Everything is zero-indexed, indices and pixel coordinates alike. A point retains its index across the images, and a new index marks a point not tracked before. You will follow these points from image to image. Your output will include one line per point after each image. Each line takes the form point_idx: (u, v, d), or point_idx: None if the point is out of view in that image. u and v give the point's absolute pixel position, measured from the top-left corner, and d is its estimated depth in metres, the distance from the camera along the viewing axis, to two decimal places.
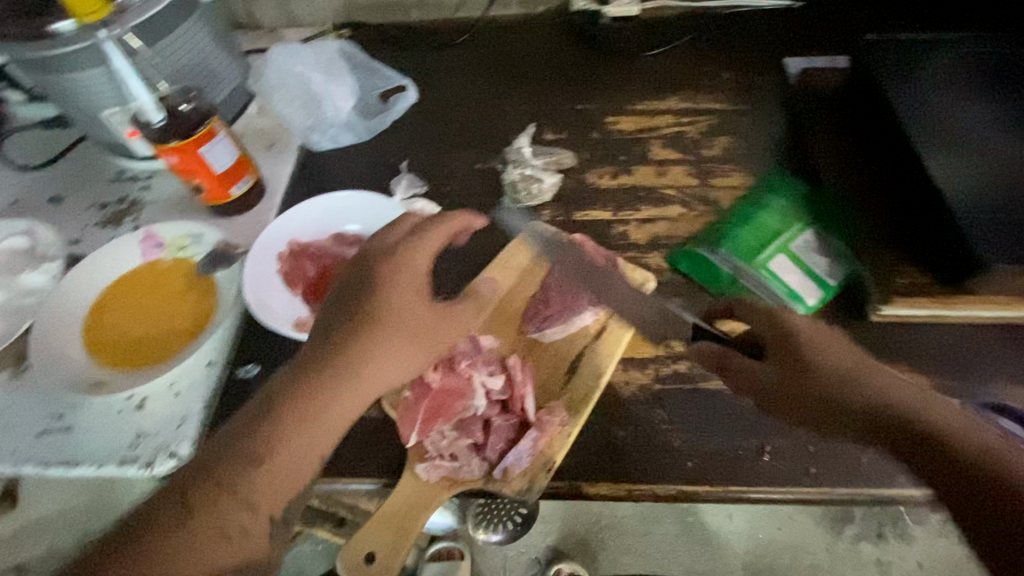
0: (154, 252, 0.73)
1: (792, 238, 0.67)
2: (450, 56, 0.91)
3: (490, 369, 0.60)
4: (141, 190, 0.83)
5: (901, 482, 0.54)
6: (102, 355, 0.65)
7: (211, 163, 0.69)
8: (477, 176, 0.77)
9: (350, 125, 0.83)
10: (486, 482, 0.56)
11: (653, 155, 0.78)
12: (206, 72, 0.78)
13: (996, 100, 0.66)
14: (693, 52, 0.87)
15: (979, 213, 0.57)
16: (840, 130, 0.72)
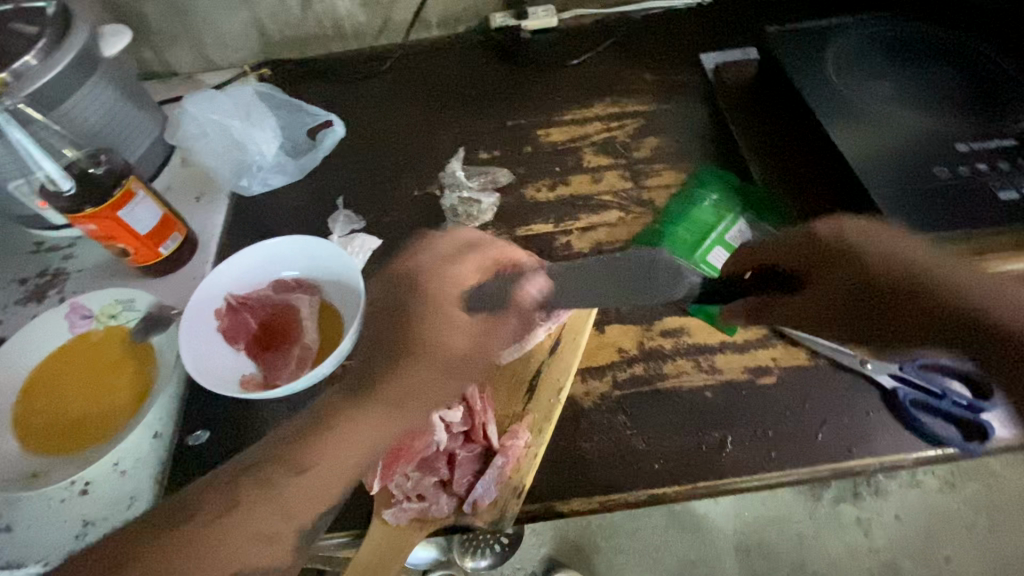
0: (83, 323, 0.69)
1: (726, 230, 0.70)
2: (375, 86, 0.90)
3: (448, 402, 0.59)
4: (64, 260, 0.79)
5: (857, 452, 0.56)
6: (36, 444, 0.61)
7: (133, 226, 0.66)
8: (416, 204, 0.77)
9: (279, 167, 0.81)
10: (458, 518, 0.55)
11: (587, 163, 0.79)
12: (118, 131, 0.75)
13: (894, 76, 0.70)
14: (613, 58, 0.90)
15: (893, 184, 0.59)
16: (759, 120, 0.76)
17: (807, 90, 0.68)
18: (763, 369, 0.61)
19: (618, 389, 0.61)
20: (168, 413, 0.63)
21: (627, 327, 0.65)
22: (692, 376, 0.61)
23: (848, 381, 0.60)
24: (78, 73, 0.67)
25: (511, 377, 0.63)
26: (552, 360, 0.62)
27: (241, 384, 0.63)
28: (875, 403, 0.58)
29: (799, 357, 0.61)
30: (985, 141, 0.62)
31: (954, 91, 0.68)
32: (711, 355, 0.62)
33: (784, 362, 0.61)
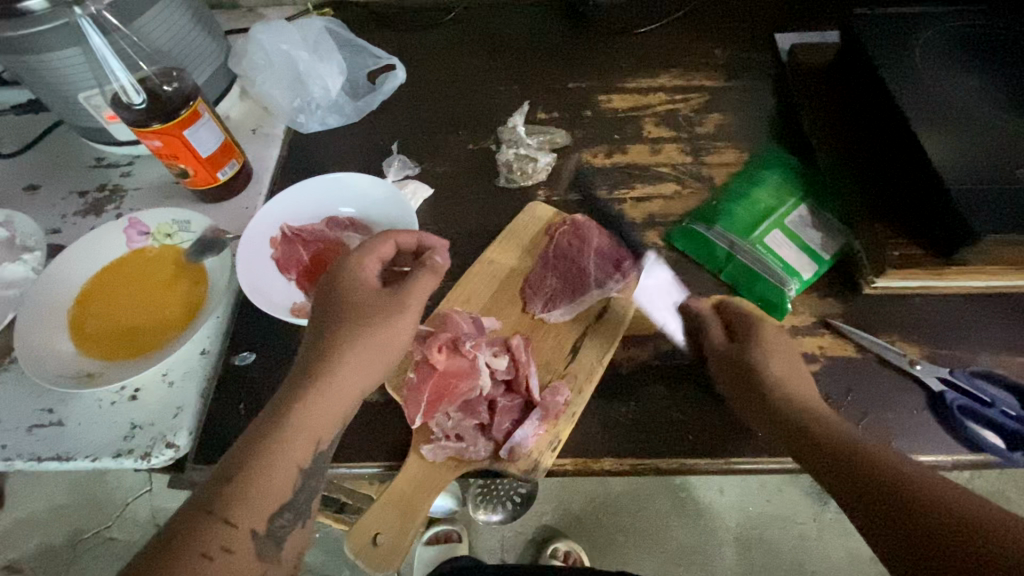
0: (140, 240, 0.71)
1: (786, 214, 0.68)
2: (438, 36, 0.90)
3: (493, 350, 0.60)
4: (122, 176, 0.80)
5: (897, 447, 0.55)
6: (91, 347, 0.63)
7: (196, 147, 0.67)
8: (470, 157, 0.77)
9: (338, 106, 0.82)
10: (493, 462, 0.55)
11: (647, 133, 0.78)
12: (189, 51, 0.75)
13: (984, 71, 0.66)
14: (683, 30, 0.88)
15: (973, 184, 0.57)
16: (829, 105, 0.73)
17: (892, 78, 0.65)
18: (808, 356, 0.60)
19: (658, 359, 0.61)
20: (217, 333, 0.65)
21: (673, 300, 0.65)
22: None
23: (895, 380, 0.59)
24: None
25: (555, 337, 0.62)
26: (598, 325, 0.62)
27: (292, 313, 0.63)
28: (919, 403, 0.58)
29: (845, 350, 0.61)
30: None
31: None
32: None
33: (830, 352, 0.61)
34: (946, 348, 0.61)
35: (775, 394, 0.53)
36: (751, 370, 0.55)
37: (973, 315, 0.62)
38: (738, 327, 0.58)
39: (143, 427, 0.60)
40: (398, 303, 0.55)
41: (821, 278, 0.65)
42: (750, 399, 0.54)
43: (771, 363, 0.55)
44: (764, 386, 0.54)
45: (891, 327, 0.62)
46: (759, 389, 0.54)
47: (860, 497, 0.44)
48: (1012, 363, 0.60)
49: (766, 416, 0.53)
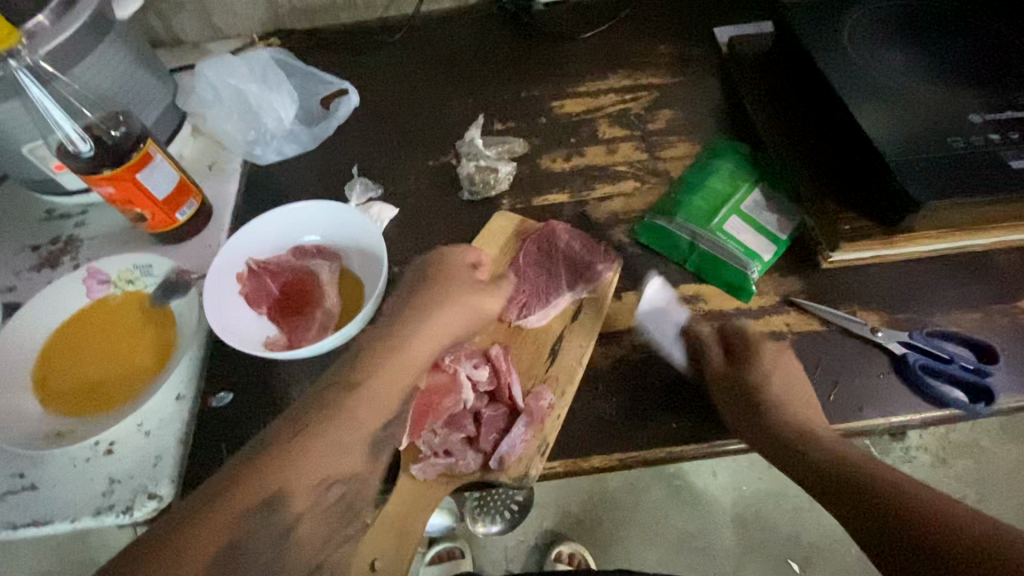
0: (100, 289, 0.69)
1: (742, 199, 0.70)
2: (389, 57, 0.92)
3: (473, 362, 0.61)
4: (76, 226, 0.78)
5: (867, 412, 0.58)
6: (60, 406, 0.61)
7: (151, 191, 0.66)
8: (432, 172, 0.77)
9: (293, 135, 0.81)
10: (484, 474, 0.56)
11: (602, 135, 0.80)
12: (133, 93, 0.73)
13: (910, 47, 0.70)
14: (626, 32, 0.91)
15: (910, 155, 0.60)
16: (772, 91, 0.77)
17: (825, 62, 0.68)
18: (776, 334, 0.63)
19: (635, 353, 0.62)
20: (190, 376, 0.64)
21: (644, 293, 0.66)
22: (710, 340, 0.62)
23: (860, 348, 0.61)
24: (89, 35, 0.66)
25: (533, 343, 0.63)
26: (573, 327, 0.63)
27: (266, 347, 0.62)
28: (885, 366, 0.60)
29: (810, 324, 0.63)
30: (999, 111, 0.64)
31: (970, 63, 0.68)
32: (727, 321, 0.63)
33: (796, 328, 0.63)
34: (903, 312, 0.64)
35: (769, 408, 0.58)
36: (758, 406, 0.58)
37: (924, 278, 0.65)
38: (738, 351, 0.61)
39: (122, 481, 0.58)
40: (426, 320, 0.59)
41: (781, 258, 0.67)
42: (752, 420, 0.58)
43: (770, 378, 0.59)
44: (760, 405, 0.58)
45: (851, 297, 0.65)
46: (756, 404, 0.58)
47: (860, 525, 0.46)
48: (964, 320, 0.63)
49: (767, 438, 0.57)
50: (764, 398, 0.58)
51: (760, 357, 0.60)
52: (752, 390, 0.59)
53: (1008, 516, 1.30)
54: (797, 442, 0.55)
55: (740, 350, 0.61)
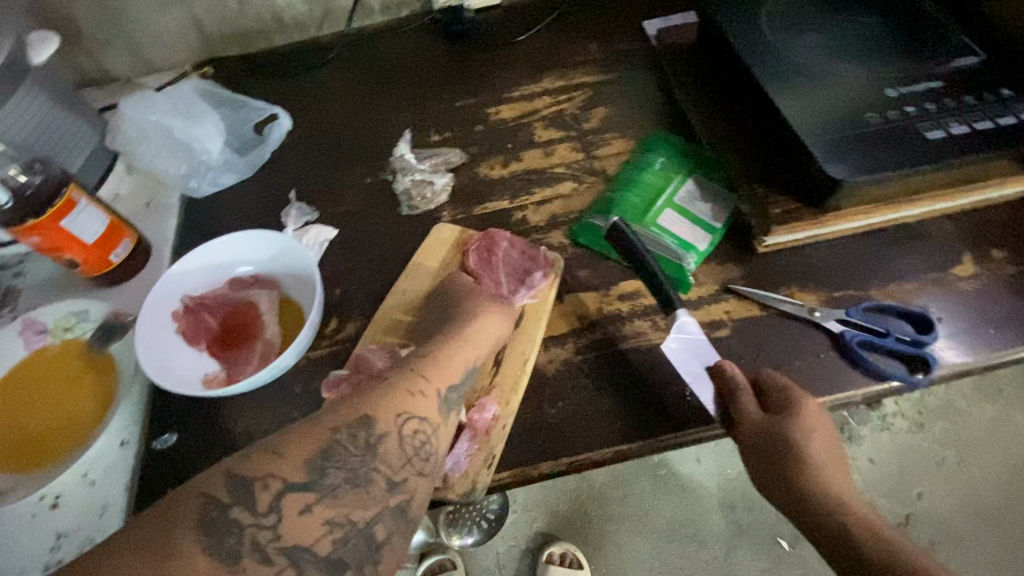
0: (38, 339, 0.68)
1: (675, 192, 0.71)
2: (324, 78, 0.92)
3: None
4: (14, 277, 0.77)
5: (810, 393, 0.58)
6: (2, 463, 0.60)
7: (80, 235, 0.65)
8: (370, 190, 0.77)
9: (228, 165, 0.80)
10: (432, 491, 0.56)
11: (539, 138, 0.80)
12: (55, 141, 0.73)
13: (827, 27, 0.71)
14: (558, 32, 0.91)
15: (828, 136, 0.61)
16: (699, 81, 0.77)
17: (743, 50, 0.69)
18: (717, 323, 0.63)
19: (579, 355, 0.62)
20: (134, 420, 0.63)
21: (586, 293, 0.66)
22: (652, 335, 0.62)
23: (800, 329, 0.62)
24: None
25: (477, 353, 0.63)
26: (517, 334, 0.63)
27: (206, 382, 0.63)
28: (825, 346, 0.61)
29: (751, 310, 0.63)
30: (915, 84, 0.64)
31: (885, 38, 0.69)
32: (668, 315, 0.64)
33: (737, 315, 0.63)
34: (840, 290, 0.64)
35: (803, 468, 0.50)
36: (785, 457, 0.51)
37: (859, 254, 0.66)
38: (773, 400, 0.55)
39: (69, 534, 0.57)
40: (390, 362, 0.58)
41: (718, 246, 0.68)
42: (774, 475, 0.51)
43: (807, 434, 0.51)
44: (795, 460, 0.51)
45: (789, 279, 0.65)
46: (784, 460, 0.51)
47: None
48: (900, 293, 0.64)
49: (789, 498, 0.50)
50: (801, 456, 0.50)
51: (802, 410, 0.53)
52: (785, 443, 0.51)
53: (986, 474, 1.32)
54: (823, 509, 0.49)
55: (775, 403, 0.54)
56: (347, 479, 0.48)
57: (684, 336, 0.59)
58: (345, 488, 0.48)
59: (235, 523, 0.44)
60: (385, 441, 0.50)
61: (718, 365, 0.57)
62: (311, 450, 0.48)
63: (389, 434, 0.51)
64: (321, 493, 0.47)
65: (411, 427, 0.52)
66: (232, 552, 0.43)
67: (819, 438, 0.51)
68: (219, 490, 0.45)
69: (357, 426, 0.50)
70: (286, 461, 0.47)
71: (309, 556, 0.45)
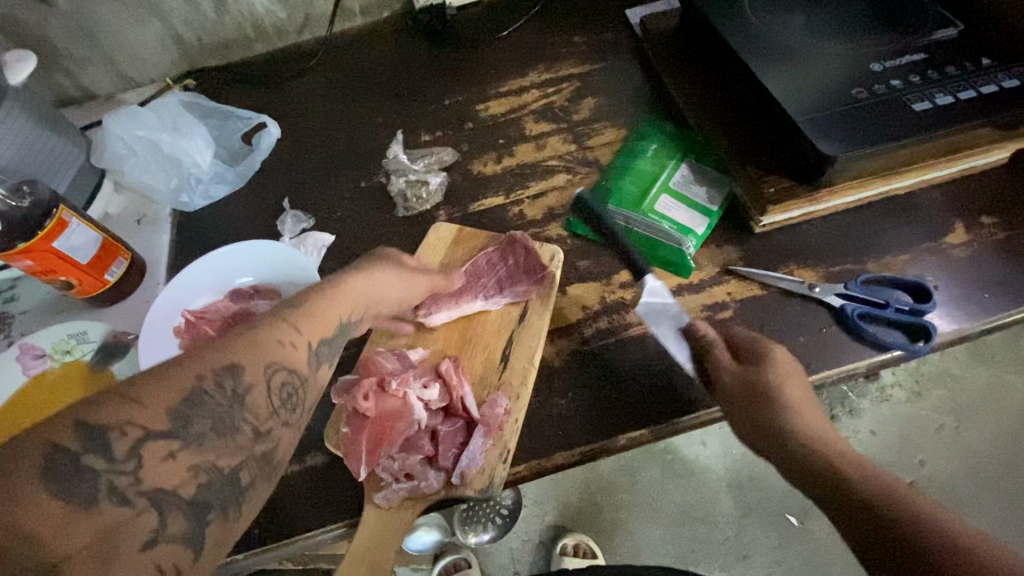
0: (36, 364, 0.67)
1: (670, 177, 0.71)
2: (309, 84, 0.91)
3: (423, 380, 0.57)
4: (6, 302, 0.76)
5: (815, 367, 0.59)
6: None
7: (73, 256, 0.64)
8: (365, 194, 0.77)
9: (218, 177, 0.80)
10: (449, 490, 0.54)
11: (529, 132, 0.80)
12: (39, 160, 0.72)
13: (811, 6, 0.72)
14: (541, 25, 0.92)
15: (817, 112, 0.61)
16: (686, 67, 0.78)
17: (726, 32, 0.70)
18: (720, 304, 0.63)
19: (586, 345, 0.62)
20: None
21: (588, 284, 0.66)
22: None
23: (801, 306, 0.62)
24: None
25: (485, 350, 0.62)
26: (522, 328, 0.62)
27: None
28: (826, 320, 0.61)
29: (752, 290, 0.64)
30: (898, 57, 0.65)
31: (866, 14, 0.70)
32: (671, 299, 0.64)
33: (738, 295, 0.64)
34: (840, 265, 0.65)
35: (779, 408, 0.51)
36: (764, 399, 0.52)
37: (854, 228, 0.67)
38: (747, 353, 0.56)
39: None
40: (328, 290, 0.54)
41: (715, 229, 0.68)
42: (751, 416, 0.52)
43: (788, 381, 0.52)
44: (774, 400, 0.51)
45: (787, 257, 0.66)
46: (762, 402, 0.52)
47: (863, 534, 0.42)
48: (897, 264, 0.65)
49: (761, 433, 0.51)
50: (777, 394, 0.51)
51: (773, 359, 0.54)
52: (763, 384, 0.52)
53: (984, 437, 1.36)
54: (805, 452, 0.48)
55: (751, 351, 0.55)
56: (213, 426, 0.41)
57: (653, 300, 0.61)
58: (211, 436, 0.40)
59: (85, 469, 0.36)
60: (255, 387, 0.43)
61: (690, 326, 0.59)
62: (171, 397, 0.40)
63: (257, 383, 0.44)
64: (185, 441, 0.39)
65: (280, 377, 0.45)
66: (86, 496, 0.36)
67: (791, 373, 0.53)
68: (66, 435, 0.37)
69: (224, 374, 0.42)
70: (142, 408, 0.39)
71: (172, 508, 0.38)
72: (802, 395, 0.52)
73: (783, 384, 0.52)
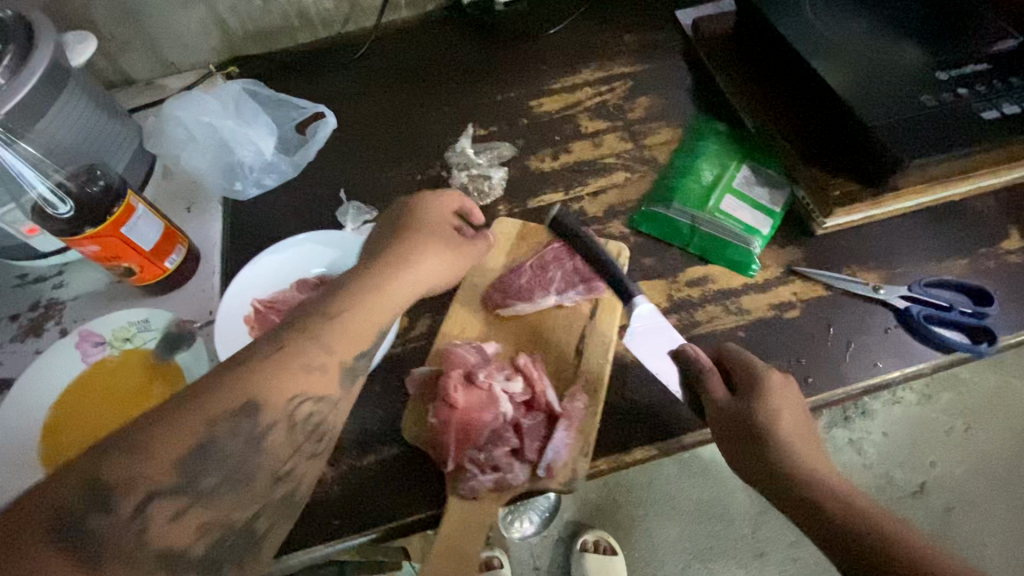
0: (96, 350, 0.66)
1: (732, 178, 0.72)
2: (357, 75, 0.91)
3: (505, 374, 0.59)
4: (55, 289, 0.75)
5: (882, 367, 0.61)
6: None
7: (137, 242, 0.63)
8: (422, 187, 0.77)
9: (273, 165, 0.79)
10: (533, 483, 0.55)
11: (584, 129, 0.81)
12: (98, 143, 0.70)
13: (871, 14, 0.73)
14: (590, 23, 0.92)
15: (889, 116, 0.62)
16: (743, 70, 0.79)
17: (792, 35, 0.70)
18: (786, 304, 0.64)
19: None
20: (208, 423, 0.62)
21: (654, 281, 0.67)
22: (724, 319, 0.64)
23: (865, 307, 0.64)
24: (44, 90, 0.63)
25: (557, 345, 0.62)
26: (594, 324, 0.63)
27: None
28: (890, 321, 0.63)
29: (816, 290, 0.65)
30: (961, 67, 0.67)
31: (924, 23, 0.71)
32: (738, 298, 0.65)
33: (804, 295, 0.65)
34: (901, 267, 0.66)
35: (766, 433, 0.52)
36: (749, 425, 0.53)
37: (912, 231, 0.69)
38: (738, 377, 0.56)
39: None
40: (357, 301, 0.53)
41: (778, 230, 0.69)
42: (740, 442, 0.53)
43: (773, 407, 0.53)
44: (759, 427, 0.53)
45: (849, 259, 0.67)
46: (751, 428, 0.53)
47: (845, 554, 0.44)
48: (956, 267, 0.66)
49: (747, 457, 0.53)
50: (767, 420, 0.53)
51: (767, 384, 0.54)
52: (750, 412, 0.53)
53: (993, 441, 1.39)
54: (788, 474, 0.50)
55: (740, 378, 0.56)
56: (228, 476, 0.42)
57: (646, 324, 0.61)
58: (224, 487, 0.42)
59: (101, 524, 0.37)
60: (273, 431, 0.44)
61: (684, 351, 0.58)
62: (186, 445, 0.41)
63: (280, 421, 0.45)
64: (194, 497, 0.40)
65: (306, 409, 0.47)
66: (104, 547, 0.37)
67: (784, 395, 0.54)
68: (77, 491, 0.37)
69: (241, 417, 0.43)
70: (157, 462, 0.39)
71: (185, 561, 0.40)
72: (794, 420, 0.53)
73: (769, 410, 0.53)
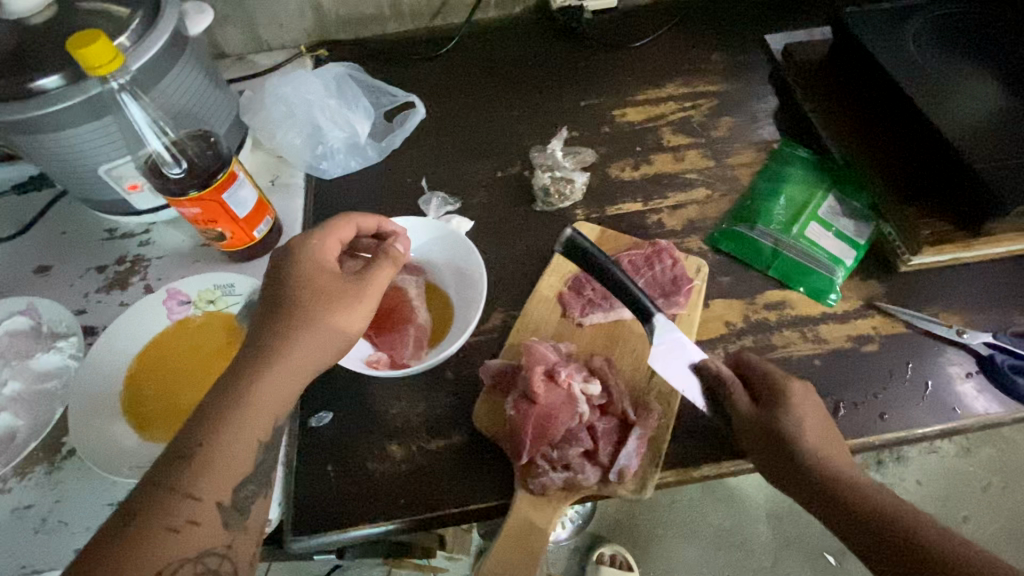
0: (181, 309, 0.69)
1: (818, 206, 0.72)
2: (442, 69, 0.92)
3: (584, 375, 0.60)
4: (141, 246, 0.77)
5: (962, 412, 0.59)
6: (152, 430, 0.61)
7: (233, 209, 0.65)
8: (503, 184, 0.78)
9: (362, 149, 0.82)
10: (602, 486, 0.56)
11: (667, 142, 0.81)
12: (206, 108, 0.73)
13: (980, 54, 0.71)
14: (677, 39, 0.92)
15: (995, 160, 0.61)
16: (836, 101, 0.78)
17: (897, 70, 0.69)
18: (865, 337, 0.64)
19: None
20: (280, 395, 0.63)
21: (731, 301, 0.67)
22: (801, 346, 0.64)
23: (945, 350, 0.63)
24: (168, 54, 0.65)
25: (632, 353, 0.63)
26: None
27: (369, 365, 0.62)
28: (970, 366, 0.62)
29: (896, 327, 0.64)
30: None
31: None
32: (816, 326, 0.65)
33: (883, 331, 0.64)
34: (985, 313, 0.65)
35: (791, 435, 0.53)
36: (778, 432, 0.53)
37: (999, 278, 0.67)
38: (757, 387, 0.57)
39: None
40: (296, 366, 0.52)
41: (861, 263, 0.69)
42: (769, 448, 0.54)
43: (793, 411, 0.54)
44: (786, 434, 0.53)
45: (932, 299, 0.66)
46: (778, 434, 0.53)
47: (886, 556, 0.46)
48: None
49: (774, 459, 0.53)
50: (791, 426, 0.53)
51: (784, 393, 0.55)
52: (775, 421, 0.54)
53: None
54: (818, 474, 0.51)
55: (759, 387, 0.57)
56: None
57: None
58: None
59: None
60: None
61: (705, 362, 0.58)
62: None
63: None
64: None
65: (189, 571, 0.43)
66: None
67: (805, 396, 0.55)
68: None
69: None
70: None
71: None
72: (814, 418, 0.54)
73: (790, 414, 0.54)
